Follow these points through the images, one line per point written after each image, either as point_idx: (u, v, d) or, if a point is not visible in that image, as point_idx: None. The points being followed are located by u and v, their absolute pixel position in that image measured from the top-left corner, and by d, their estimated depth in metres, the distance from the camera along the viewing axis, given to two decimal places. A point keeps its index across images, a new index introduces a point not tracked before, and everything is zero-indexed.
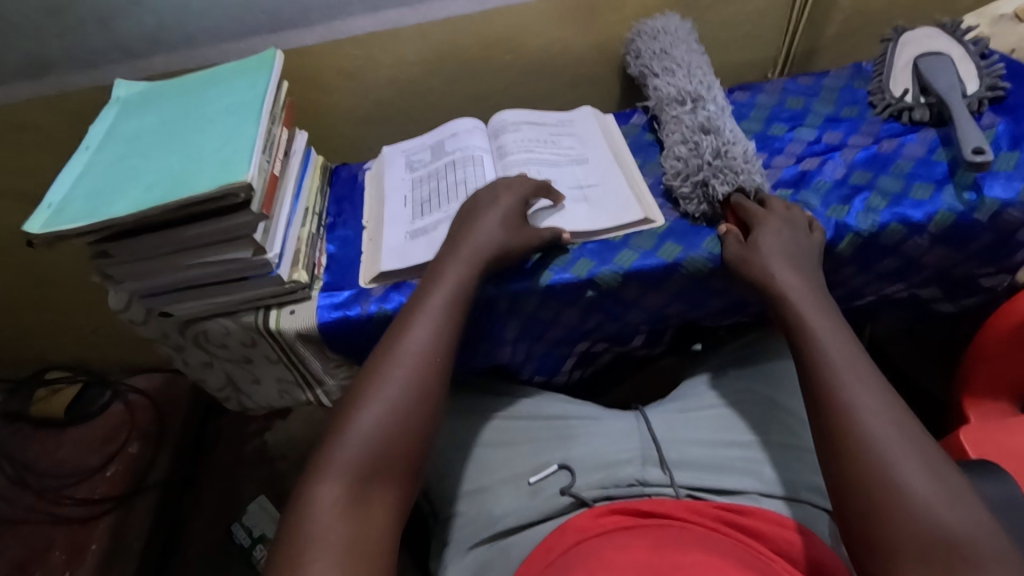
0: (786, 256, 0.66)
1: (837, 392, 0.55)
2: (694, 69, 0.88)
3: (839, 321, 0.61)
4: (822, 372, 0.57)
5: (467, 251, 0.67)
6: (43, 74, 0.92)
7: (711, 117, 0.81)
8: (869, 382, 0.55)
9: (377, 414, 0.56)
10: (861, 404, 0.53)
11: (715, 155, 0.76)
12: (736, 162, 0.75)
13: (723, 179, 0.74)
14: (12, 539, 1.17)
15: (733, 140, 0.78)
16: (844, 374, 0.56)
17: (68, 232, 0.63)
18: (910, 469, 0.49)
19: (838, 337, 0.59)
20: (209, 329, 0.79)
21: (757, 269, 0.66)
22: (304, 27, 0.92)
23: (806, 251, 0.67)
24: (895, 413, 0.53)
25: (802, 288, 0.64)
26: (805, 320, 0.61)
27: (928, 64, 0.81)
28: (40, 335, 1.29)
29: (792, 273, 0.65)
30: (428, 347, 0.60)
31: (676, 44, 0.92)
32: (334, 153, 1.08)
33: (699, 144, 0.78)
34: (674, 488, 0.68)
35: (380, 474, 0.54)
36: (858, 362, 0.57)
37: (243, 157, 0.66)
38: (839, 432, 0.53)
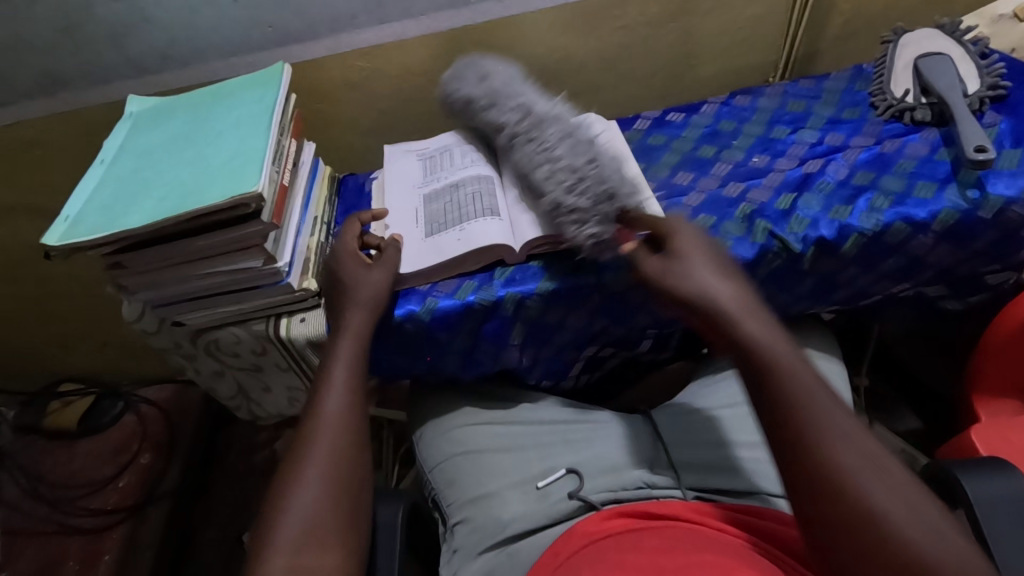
0: (714, 269, 0.61)
1: (808, 420, 0.50)
2: (557, 102, 0.84)
3: (782, 336, 0.56)
4: (793, 401, 0.51)
5: (358, 326, 0.69)
6: (59, 91, 0.94)
7: (586, 140, 0.78)
8: (824, 401, 0.51)
9: (307, 491, 0.56)
10: (836, 434, 0.49)
11: (609, 178, 0.72)
12: (631, 186, 0.72)
13: (625, 194, 0.71)
14: (26, 550, 1.19)
15: (616, 167, 0.74)
16: (817, 400, 0.50)
17: (84, 244, 0.64)
18: (887, 497, 0.46)
19: (782, 349, 0.54)
20: (221, 337, 0.80)
21: (695, 286, 0.60)
22: (311, 40, 0.94)
23: (718, 260, 0.62)
24: (870, 445, 0.49)
25: (735, 297, 0.58)
26: (746, 334, 0.55)
27: (928, 65, 0.82)
28: (53, 347, 1.31)
29: (721, 282, 0.60)
30: (344, 415, 0.62)
31: (528, 83, 0.88)
32: (342, 163, 1.09)
33: (591, 167, 0.72)
34: (682, 490, 0.69)
35: (320, 542, 0.53)
36: (816, 385, 0.52)
37: (255, 168, 0.67)
38: (818, 470, 0.48)
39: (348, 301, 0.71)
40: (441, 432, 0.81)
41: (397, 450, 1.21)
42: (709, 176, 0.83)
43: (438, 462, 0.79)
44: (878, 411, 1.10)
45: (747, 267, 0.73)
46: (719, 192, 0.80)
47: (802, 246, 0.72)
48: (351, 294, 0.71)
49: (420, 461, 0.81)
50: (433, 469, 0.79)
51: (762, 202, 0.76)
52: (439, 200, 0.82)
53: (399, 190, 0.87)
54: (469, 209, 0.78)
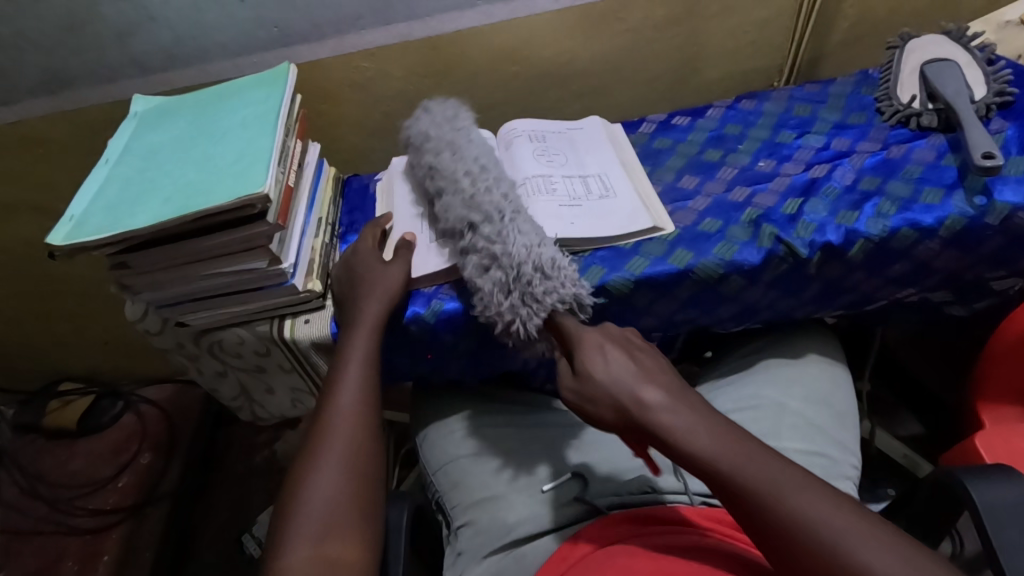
0: (640, 372, 0.57)
1: (776, 518, 0.47)
2: (464, 176, 0.72)
3: (716, 425, 0.53)
4: (758, 501, 0.48)
5: (371, 318, 0.69)
6: (63, 90, 0.94)
7: (489, 245, 0.66)
8: (786, 480, 0.48)
9: (324, 482, 0.56)
10: (808, 514, 0.46)
11: (508, 288, 0.65)
12: (536, 288, 0.64)
13: (526, 312, 0.65)
14: (25, 550, 1.18)
15: (518, 265, 0.65)
16: (775, 486, 0.48)
17: (88, 244, 0.64)
18: (880, 551, 0.44)
19: (727, 447, 0.51)
20: (224, 338, 0.80)
21: (628, 397, 0.55)
22: (316, 41, 0.94)
23: (635, 353, 0.60)
24: (836, 510, 0.46)
25: (670, 399, 0.55)
26: (689, 447, 0.52)
27: (935, 70, 0.82)
28: (54, 346, 1.30)
29: (651, 385, 0.56)
30: (358, 408, 0.62)
31: (448, 146, 0.76)
32: (346, 163, 1.09)
33: (489, 283, 0.66)
34: (688, 496, 0.68)
35: (336, 532, 0.54)
36: (767, 468, 0.49)
37: (261, 169, 0.67)
38: (808, 570, 0.45)
39: (364, 295, 0.71)
40: (446, 434, 0.80)
41: (398, 452, 1.21)
42: (715, 180, 0.83)
43: (443, 464, 0.79)
44: (881, 416, 1.10)
45: (754, 271, 0.73)
46: (725, 196, 0.80)
47: (809, 251, 0.72)
48: (368, 288, 0.71)
49: (423, 463, 0.81)
50: (438, 470, 0.79)
51: (768, 207, 0.76)
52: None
53: (405, 194, 0.86)
54: None
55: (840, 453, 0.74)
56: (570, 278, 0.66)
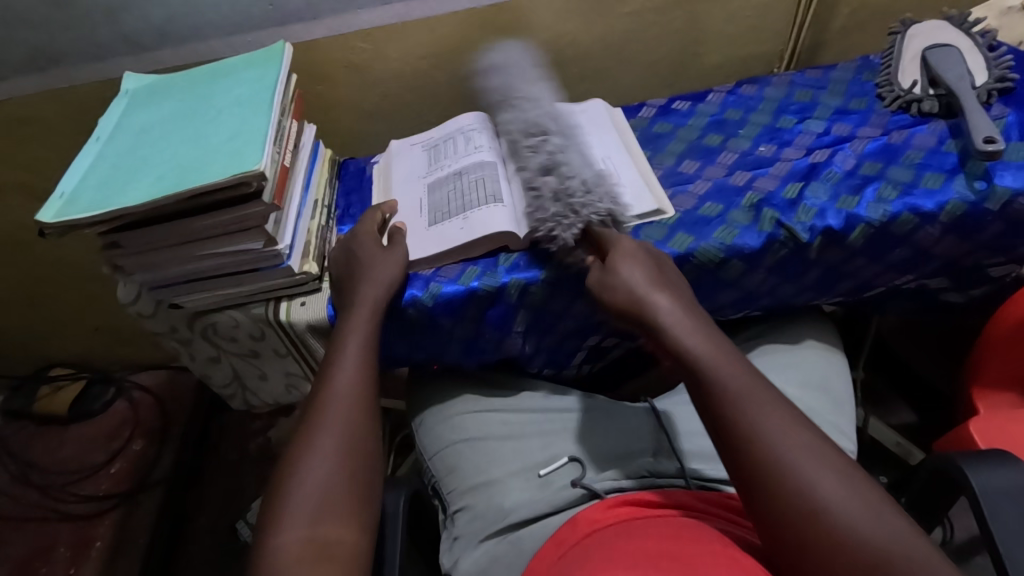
0: (657, 281, 0.61)
1: (744, 424, 0.50)
2: (526, 103, 0.77)
3: (718, 339, 0.56)
4: (728, 401, 0.51)
5: (368, 302, 0.68)
6: (51, 67, 0.92)
7: (555, 154, 0.73)
8: (768, 401, 0.51)
9: (317, 464, 0.55)
10: (773, 431, 0.49)
11: (555, 198, 0.70)
12: (577, 201, 0.69)
13: (567, 223, 0.68)
14: (16, 536, 1.17)
15: (570, 179, 0.71)
16: (757, 403, 0.51)
17: (79, 221, 0.63)
18: (826, 478, 0.47)
19: (724, 358, 0.54)
20: (219, 321, 0.79)
21: (633, 294, 0.60)
22: (312, 20, 0.93)
23: (659, 268, 0.64)
24: (806, 437, 0.49)
25: (679, 308, 0.59)
26: (687, 345, 0.55)
27: (936, 56, 0.81)
28: (44, 331, 1.29)
29: (663, 294, 0.60)
30: (354, 391, 0.61)
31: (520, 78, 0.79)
32: (342, 147, 1.08)
33: (541, 189, 0.71)
34: (685, 479, 0.69)
35: (331, 513, 0.53)
36: (755, 384, 0.52)
37: (257, 146, 0.66)
38: (757, 471, 0.48)
39: (361, 278, 0.70)
40: (443, 419, 0.80)
41: (394, 439, 1.20)
42: (716, 164, 0.83)
43: (439, 449, 0.78)
44: (875, 405, 1.11)
45: (754, 256, 0.73)
46: (725, 180, 0.79)
47: (809, 236, 0.72)
48: (366, 272, 0.70)
49: (419, 448, 0.81)
50: (434, 455, 0.78)
51: (769, 192, 0.76)
52: (444, 188, 0.80)
53: (404, 179, 0.85)
54: (473, 196, 0.77)
55: (839, 438, 0.74)
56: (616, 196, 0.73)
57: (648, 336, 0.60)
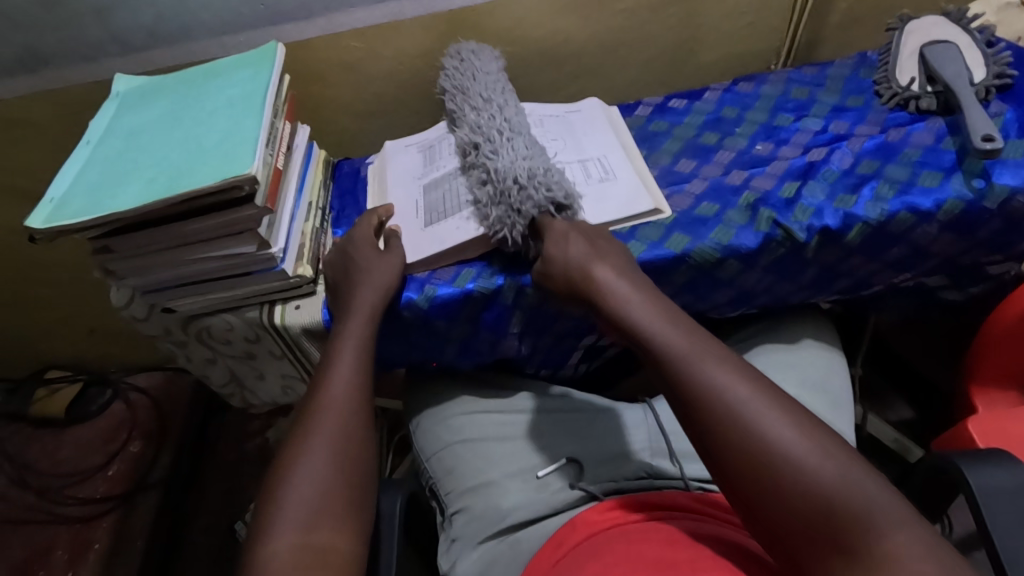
0: (598, 256, 0.63)
1: (686, 375, 0.52)
2: (474, 110, 0.77)
3: (662, 304, 0.59)
4: (664, 358, 0.54)
5: (365, 305, 0.68)
6: (41, 69, 0.91)
7: (487, 158, 0.71)
8: (708, 352, 0.53)
9: (311, 472, 0.55)
10: (715, 378, 0.51)
11: (495, 198, 0.69)
12: (513, 199, 0.68)
13: (510, 220, 0.69)
14: (13, 539, 1.17)
15: (504, 177, 0.68)
16: (696, 359, 0.53)
17: (69, 227, 0.62)
18: (772, 416, 0.48)
19: (664, 322, 0.57)
20: (213, 325, 0.79)
21: (574, 270, 0.63)
22: (304, 19, 0.91)
23: (595, 240, 0.65)
24: (747, 381, 0.51)
25: (618, 280, 0.61)
26: (627, 310, 0.58)
27: (934, 52, 0.81)
28: (40, 333, 1.28)
29: (604, 266, 0.62)
30: (350, 397, 0.61)
31: (467, 78, 0.81)
32: (336, 147, 1.07)
33: (481, 196, 0.71)
34: (684, 481, 0.68)
35: (326, 519, 0.53)
36: (693, 340, 0.54)
37: (248, 149, 0.65)
38: (699, 419, 0.51)
39: (359, 282, 0.69)
40: (441, 420, 0.80)
41: (392, 438, 1.20)
42: (712, 163, 0.82)
43: (436, 451, 0.78)
44: (871, 399, 1.11)
45: (751, 256, 0.72)
46: (722, 179, 0.79)
47: (806, 235, 0.71)
48: (364, 276, 0.70)
49: (417, 449, 0.80)
50: (431, 457, 0.78)
51: (766, 191, 0.75)
52: (439, 190, 0.80)
53: (399, 181, 0.85)
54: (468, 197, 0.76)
55: None
56: (560, 179, 0.69)
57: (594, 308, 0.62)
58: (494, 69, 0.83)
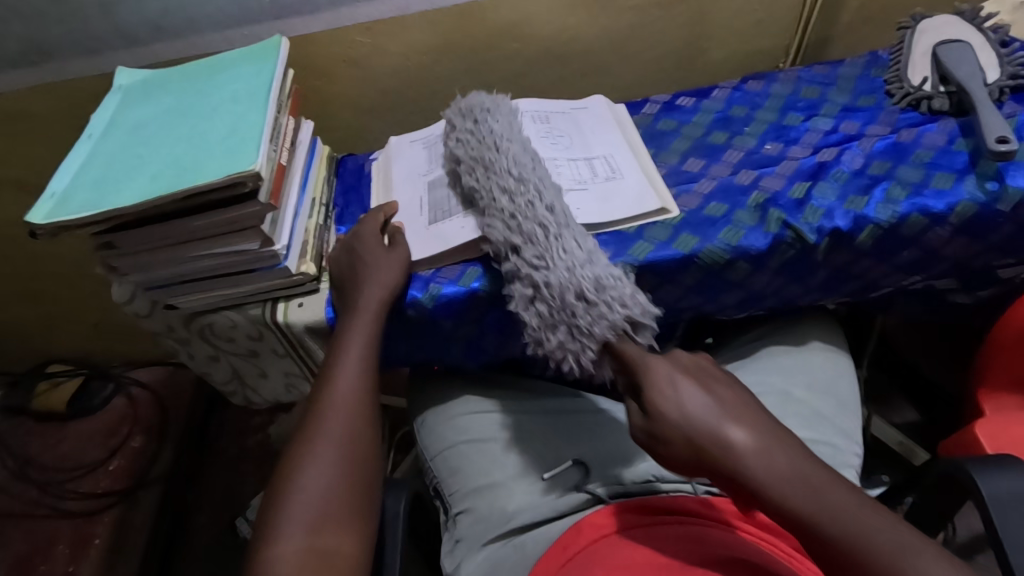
0: (726, 412, 0.51)
1: (887, 574, 0.44)
2: (503, 194, 0.68)
3: (807, 460, 0.49)
4: (853, 556, 0.45)
5: (370, 304, 0.67)
6: (43, 61, 0.90)
7: (538, 271, 0.64)
8: (882, 525, 0.45)
9: (316, 476, 0.54)
10: (913, 565, 0.43)
11: (555, 320, 0.63)
12: (582, 323, 0.61)
13: (579, 346, 0.62)
14: (15, 533, 1.17)
15: (565, 296, 0.62)
16: (894, 551, 0.44)
17: (71, 222, 0.61)
18: None
19: (830, 496, 0.47)
20: (215, 322, 0.78)
21: (703, 432, 0.51)
22: (309, 13, 0.90)
23: (707, 382, 0.54)
24: (934, 554, 0.44)
25: (761, 446, 0.50)
26: (783, 494, 0.47)
27: (947, 52, 0.80)
28: (43, 328, 1.28)
29: (737, 426, 0.51)
30: (356, 399, 0.60)
31: (487, 149, 0.72)
32: (341, 143, 1.06)
33: (537, 315, 0.64)
34: (692, 485, 0.67)
35: (331, 523, 0.52)
36: (863, 514, 0.46)
37: (252, 145, 0.64)
38: None
39: (364, 281, 0.69)
40: (446, 420, 0.79)
41: (394, 436, 1.20)
42: (721, 163, 0.81)
43: (441, 451, 0.77)
44: (879, 404, 1.12)
45: (760, 257, 0.72)
46: (731, 179, 0.78)
47: (816, 237, 0.70)
48: (370, 273, 0.69)
49: (421, 447, 0.80)
50: (436, 457, 0.77)
51: (775, 191, 0.74)
52: (444, 186, 0.79)
53: (403, 178, 0.84)
54: None
55: (844, 440, 0.73)
56: (631, 293, 0.62)
57: (727, 485, 0.50)
58: (512, 127, 0.74)
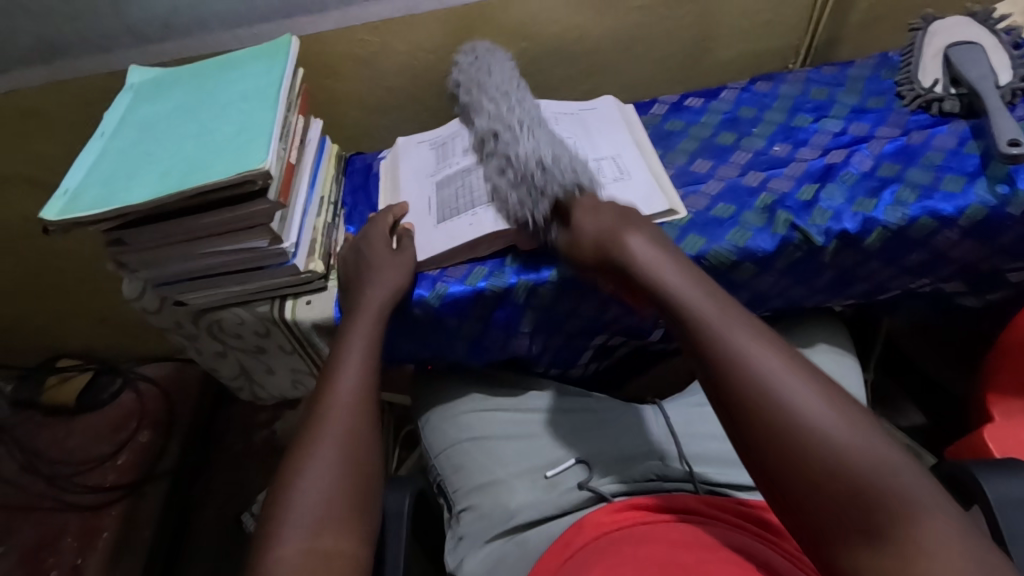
0: (632, 227, 0.62)
1: (710, 335, 0.51)
2: (489, 102, 0.78)
3: (697, 276, 0.57)
4: (694, 323, 0.53)
5: (374, 305, 0.68)
6: (55, 59, 0.90)
7: (506, 146, 0.72)
8: (739, 318, 0.52)
9: (317, 475, 0.55)
10: (738, 339, 0.50)
11: (518, 184, 0.69)
12: (538, 181, 0.68)
13: (534, 202, 0.68)
14: (23, 525, 1.18)
15: (527, 162, 0.69)
16: (727, 327, 0.51)
17: (83, 219, 0.62)
18: (797, 381, 0.47)
19: (695, 289, 0.55)
20: (223, 319, 0.79)
21: (606, 238, 0.63)
22: (319, 12, 0.91)
23: (628, 217, 0.64)
24: (770, 346, 0.50)
25: (653, 252, 0.60)
26: (658, 279, 0.57)
27: (959, 54, 0.79)
28: (52, 322, 1.29)
29: (638, 236, 0.61)
30: (359, 400, 0.61)
31: (481, 71, 0.83)
32: (349, 141, 1.07)
33: (502, 183, 0.71)
34: (694, 483, 0.67)
35: (332, 524, 0.52)
36: (724, 309, 0.53)
37: (262, 144, 0.65)
38: (722, 379, 0.50)
39: (369, 282, 0.69)
40: (449, 417, 0.79)
41: (398, 434, 1.20)
42: (729, 164, 0.81)
43: (444, 448, 0.78)
44: (884, 407, 1.09)
45: (767, 259, 0.72)
46: (738, 180, 0.78)
47: (824, 239, 0.70)
48: (375, 274, 0.70)
49: (425, 445, 0.80)
50: (439, 454, 0.78)
51: (783, 193, 0.74)
52: (452, 185, 0.79)
53: (412, 179, 0.84)
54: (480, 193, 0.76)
55: None
56: (584, 164, 0.69)
57: (625, 281, 0.61)
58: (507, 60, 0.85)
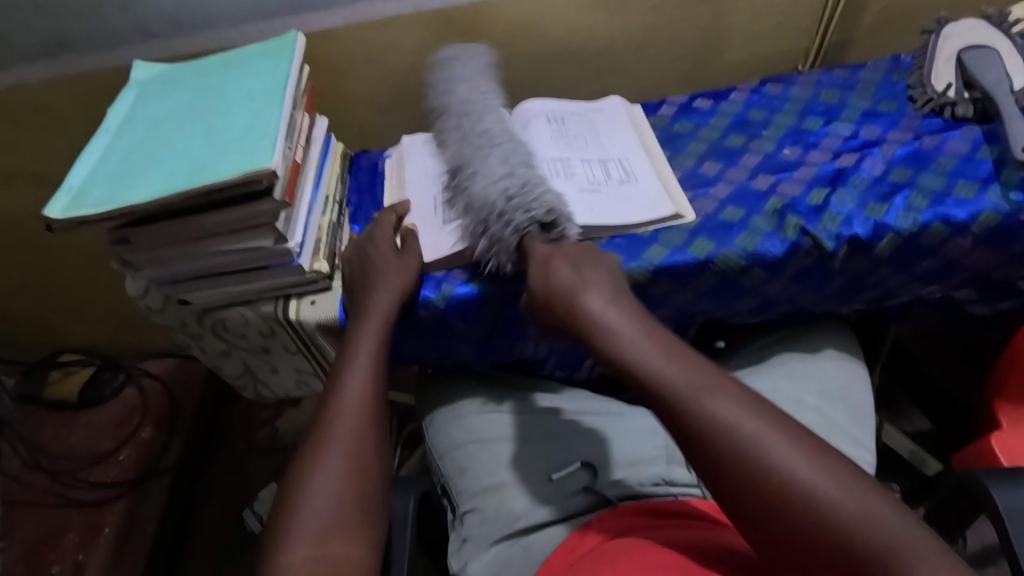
0: (590, 284, 0.61)
1: (681, 407, 0.51)
2: (448, 129, 0.75)
3: (657, 335, 0.57)
4: (663, 398, 0.52)
5: (381, 307, 0.67)
6: (61, 53, 0.90)
7: (462, 184, 0.70)
8: (704, 380, 0.52)
9: (325, 478, 0.54)
10: (708, 404, 0.50)
11: (476, 234, 0.68)
12: (493, 231, 0.66)
13: (496, 252, 0.67)
14: (26, 521, 1.18)
15: (479, 208, 0.67)
16: (696, 391, 0.51)
17: (88, 217, 0.62)
18: (772, 437, 0.47)
19: (660, 353, 0.55)
20: (228, 318, 0.78)
21: (560, 306, 0.61)
22: (326, 10, 0.90)
23: (585, 264, 0.63)
24: (736, 401, 0.50)
25: (613, 313, 0.59)
26: (623, 349, 0.56)
27: (973, 59, 0.78)
28: (56, 318, 1.29)
29: (597, 296, 0.60)
30: (365, 403, 0.60)
31: (440, 88, 0.79)
32: (355, 140, 1.06)
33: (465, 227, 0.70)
34: (701, 488, 0.68)
35: (338, 529, 0.52)
36: (686, 373, 0.53)
37: (269, 142, 0.64)
38: (703, 447, 0.50)
39: (376, 283, 0.69)
40: (454, 419, 0.79)
41: (401, 434, 1.20)
42: (738, 167, 0.80)
43: (449, 450, 0.77)
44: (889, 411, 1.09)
45: (776, 264, 0.71)
46: (748, 184, 0.77)
47: (835, 244, 0.69)
48: (381, 275, 0.69)
49: (429, 447, 0.80)
50: (444, 456, 0.77)
51: (794, 197, 0.73)
52: None
53: (417, 178, 0.83)
54: None
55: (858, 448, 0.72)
56: (541, 194, 0.67)
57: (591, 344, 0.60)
58: (471, 65, 0.79)
